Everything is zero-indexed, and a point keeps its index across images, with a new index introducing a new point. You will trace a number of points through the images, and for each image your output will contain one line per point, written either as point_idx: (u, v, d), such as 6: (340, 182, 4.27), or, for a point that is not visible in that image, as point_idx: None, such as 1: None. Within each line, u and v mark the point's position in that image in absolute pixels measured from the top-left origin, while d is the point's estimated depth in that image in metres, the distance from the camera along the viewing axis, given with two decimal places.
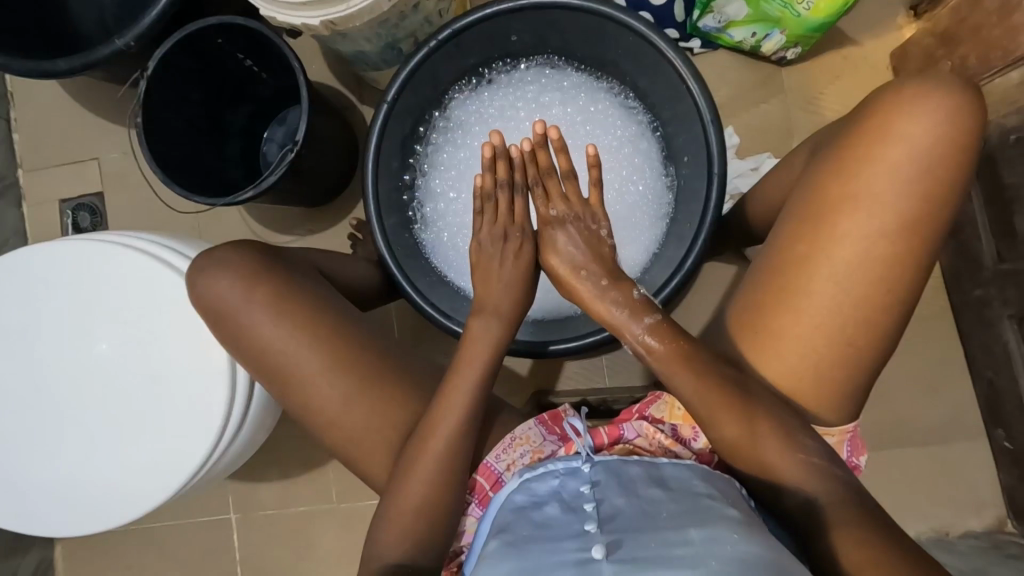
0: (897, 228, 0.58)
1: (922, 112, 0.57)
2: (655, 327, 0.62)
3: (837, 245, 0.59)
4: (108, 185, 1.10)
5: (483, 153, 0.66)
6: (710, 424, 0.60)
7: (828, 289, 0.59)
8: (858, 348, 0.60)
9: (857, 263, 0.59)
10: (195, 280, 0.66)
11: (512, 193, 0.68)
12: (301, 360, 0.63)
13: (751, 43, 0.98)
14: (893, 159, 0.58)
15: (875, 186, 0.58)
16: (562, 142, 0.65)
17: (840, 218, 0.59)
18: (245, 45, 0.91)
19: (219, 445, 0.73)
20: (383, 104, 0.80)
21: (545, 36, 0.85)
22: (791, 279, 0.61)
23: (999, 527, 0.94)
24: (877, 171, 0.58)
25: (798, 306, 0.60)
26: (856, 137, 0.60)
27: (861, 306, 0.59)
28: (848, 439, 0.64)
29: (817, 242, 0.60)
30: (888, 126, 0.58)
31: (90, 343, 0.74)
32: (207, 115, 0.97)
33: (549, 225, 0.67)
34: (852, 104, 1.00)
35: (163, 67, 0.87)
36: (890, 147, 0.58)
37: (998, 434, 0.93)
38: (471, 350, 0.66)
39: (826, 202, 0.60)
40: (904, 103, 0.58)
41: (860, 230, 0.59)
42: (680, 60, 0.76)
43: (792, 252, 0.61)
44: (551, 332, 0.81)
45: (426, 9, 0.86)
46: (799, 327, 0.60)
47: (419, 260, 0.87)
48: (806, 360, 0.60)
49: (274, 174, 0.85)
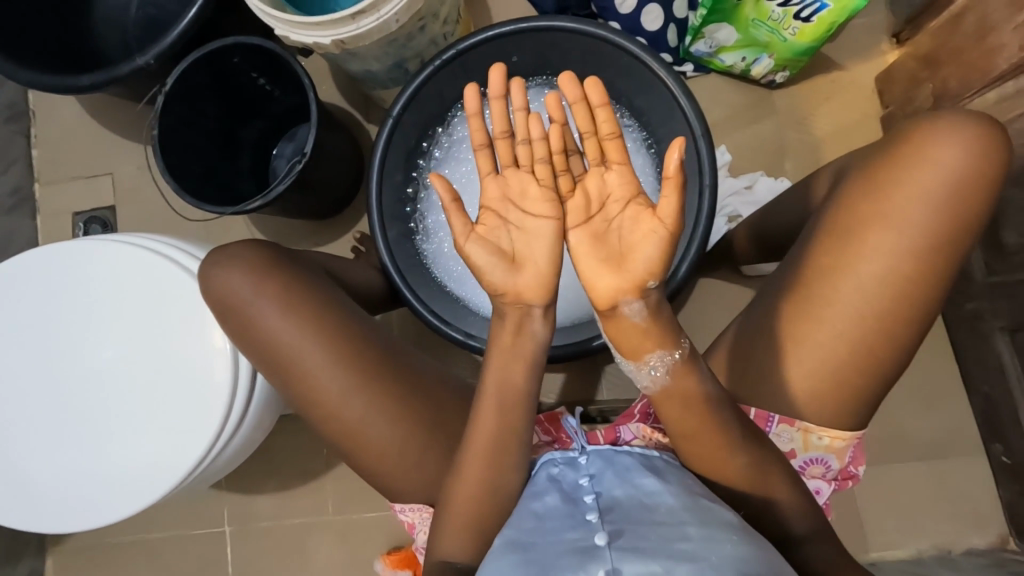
0: (921, 246, 0.58)
1: (951, 139, 0.58)
2: (664, 325, 0.56)
3: (856, 257, 0.60)
4: (121, 198, 1.13)
5: (467, 96, 0.59)
6: (716, 441, 0.58)
7: (852, 303, 0.60)
8: (877, 358, 0.60)
9: (881, 278, 0.59)
10: (209, 272, 0.68)
11: (533, 144, 0.59)
12: (306, 354, 0.64)
13: (741, 67, 1.02)
14: (924, 182, 0.58)
15: (899, 205, 0.59)
16: (582, 93, 0.58)
17: (869, 233, 0.60)
18: (260, 64, 0.95)
19: (218, 443, 0.73)
20: (389, 118, 0.84)
21: (545, 57, 0.90)
22: (812, 288, 0.62)
23: (1002, 545, 0.93)
24: (906, 193, 0.59)
25: (821, 317, 0.61)
26: (886, 160, 0.60)
27: (884, 319, 0.59)
28: (852, 447, 0.65)
29: (841, 252, 0.61)
30: (920, 151, 0.58)
31: (98, 343, 0.76)
32: (220, 130, 1.01)
33: (568, 195, 0.59)
34: (840, 125, 1.04)
35: (181, 83, 0.91)
36: (920, 171, 0.58)
37: (997, 448, 0.93)
38: (514, 347, 0.60)
39: (848, 218, 0.61)
40: (939, 129, 0.58)
41: (887, 246, 0.59)
42: (671, 79, 0.80)
43: (820, 263, 0.62)
44: (588, 329, 0.82)
45: (431, 32, 0.91)
46: (821, 336, 0.61)
47: (421, 269, 0.90)
48: (829, 367, 0.61)
49: (282, 183, 0.88)
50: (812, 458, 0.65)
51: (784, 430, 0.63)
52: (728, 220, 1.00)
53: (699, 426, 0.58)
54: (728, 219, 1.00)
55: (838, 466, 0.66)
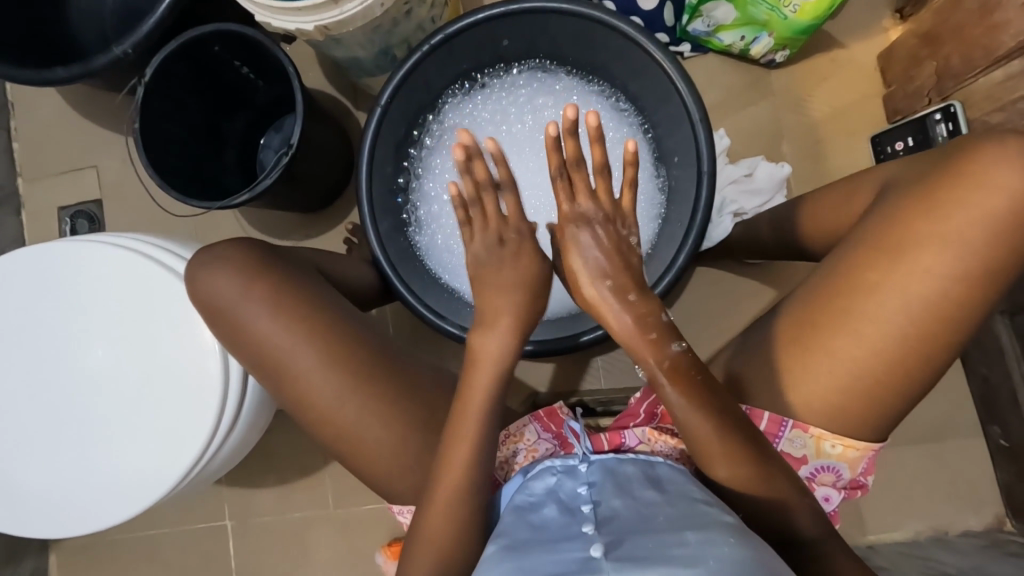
0: (971, 270, 0.56)
1: (1013, 160, 0.55)
2: (659, 326, 0.59)
3: (902, 275, 0.57)
4: (107, 192, 1.11)
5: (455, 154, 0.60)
6: (731, 449, 0.58)
7: (895, 322, 0.58)
8: (906, 372, 0.59)
9: (928, 301, 0.57)
10: (194, 278, 0.67)
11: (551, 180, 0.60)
12: (295, 355, 0.63)
13: (739, 47, 0.99)
14: (986, 207, 0.55)
15: (958, 225, 0.56)
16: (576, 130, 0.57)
17: (922, 253, 0.57)
18: (241, 52, 0.92)
19: (212, 444, 0.73)
20: (377, 108, 0.82)
21: (536, 40, 0.87)
22: (855, 303, 0.59)
23: (998, 525, 0.94)
24: (965, 216, 0.56)
25: (859, 331, 0.59)
26: (942, 177, 0.57)
27: (923, 338, 0.58)
28: (868, 458, 0.63)
29: (888, 269, 0.58)
30: (982, 170, 0.56)
31: (86, 344, 0.75)
32: (204, 122, 0.99)
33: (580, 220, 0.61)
34: (840, 105, 1.02)
35: (160, 74, 0.88)
36: (982, 194, 0.55)
37: (994, 431, 0.93)
38: None
39: (900, 235, 0.58)
40: (997, 150, 0.56)
41: (936, 267, 0.57)
42: (668, 62, 0.78)
43: (865, 278, 0.59)
44: (566, 329, 0.82)
45: (419, 16, 0.87)
46: (856, 352, 0.59)
47: (415, 262, 0.88)
48: (861, 381, 0.59)
49: (268, 177, 0.85)
50: (823, 465, 0.64)
51: (797, 435, 0.63)
52: (733, 216, 0.95)
53: (716, 437, 0.58)
54: (733, 215, 0.95)
55: (849, 475, 0.65)
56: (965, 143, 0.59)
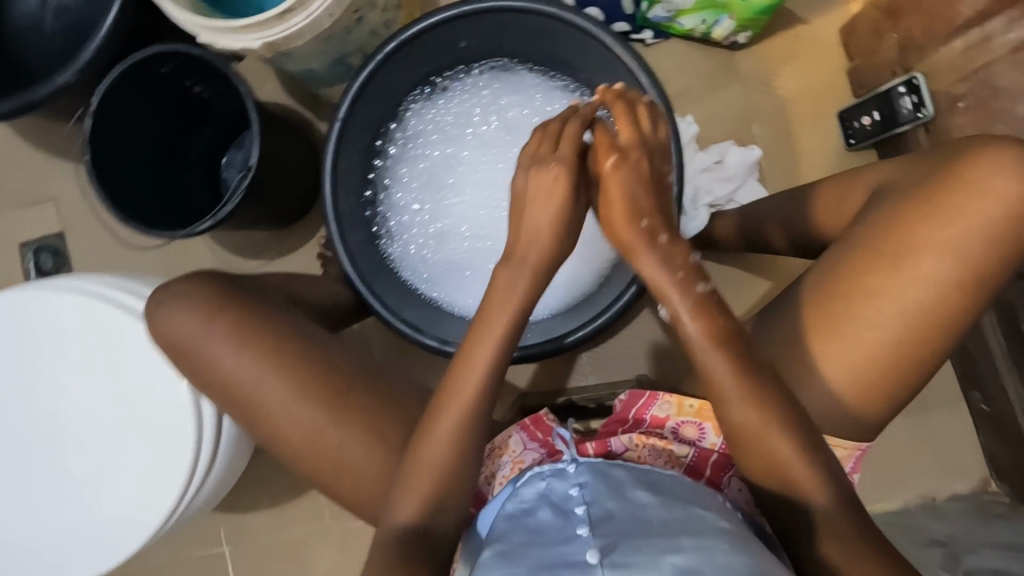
0: (966, 276, 0.57)
1: (1005, 167, 0.57)
2: (689, 267, 0.58)
3: (901, 280, 0.58)
4: (68, 224, 1.07)
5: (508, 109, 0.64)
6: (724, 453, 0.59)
7: (894, 327, 0.58)
8: (903, 378, 0.59)
9: (926, 306, 0.58)
10: (155, 314, 0.65)
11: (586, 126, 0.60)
12: (266, 388, 0.62)
13: (701, 31, 0.97)
14: (981, 214, 0.57)
15: (954, 231, 0.57)
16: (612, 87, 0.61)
17: (920, 258, 0.58)
18: (191, 71, 0.89)
19: (192, 483, 0.71)
20: (336, 123, 0.79)
21: (494, 40, 0.85)
22: (853, 307, 0.59)
23: (983, 488, 0.95)
24: (961, 223, 0.57)
25: (858, 337, 0.59)
26: (938, 182, 0.59)
27: (920, 343, 0.59)
28: (854, 457, 0.64)
29: (886, 273, 0.59)
30: (975, 177, 0.57)
31: (55, 389, 0.73)
32: (160, 146, 0.95)
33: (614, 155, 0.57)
34: (806, 83, 1.01)
35: (108, 102, 0.84)
36: (976, 201, 0.57)
37: (975, 397, 0.95)
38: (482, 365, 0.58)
39: (899, 239, 0.59)
40: (991, 155, 0.57)
41: (933, 273, 0.58)
42: (626, 53, 0.77)
43: (863, 283, 0.59)
44: (550, 331, 0.83)
45: (371, 22, 0.85)
46: (856, 358, 0.59)
47: (387, 273, 0.87)
48: (856, 385, 0.59)
49: (230, 203, 0.83)
50: None
51: None
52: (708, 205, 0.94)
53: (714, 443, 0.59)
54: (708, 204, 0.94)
55: None
56: (957, 148, 0.60)
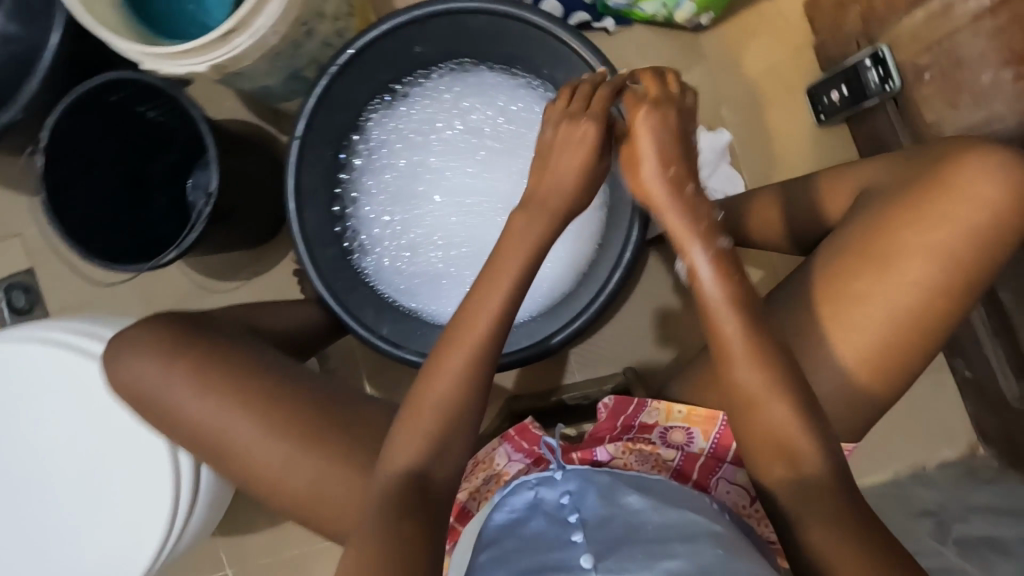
0: (951, 280, 0.59)
1: (988, 174, 0.58)
2: (711, 221, 0.58)
3: (889, 284, 0.60)
4: (37, 260, 1.04)
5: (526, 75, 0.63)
6: None
7: (883, 331, 0.60)
8: (893, 381, 0.61)
9: (913, 311, 0.59)
10: (112, 365, 0.64)
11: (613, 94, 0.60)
12: (235, 429, 0.61)
13: (663, 15, 0.95)
14: (966, 220, 0.59)
15: (941, 237, 0.59)
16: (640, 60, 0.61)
17: (908, 263, 0.59)
18: (141, 96, 0.86)
19: (173, 528, 0.71)
20: (294, 140, 0.78)
21: (450, 42, 0.83)
22: (842, 311, 0.61)
23: (972, 454, 0.96)
24: (948, 229, 0.59)
25: (849, 342, 0.60)
26: (925, 188, 0.60)
27: (909, 347, 0.60)
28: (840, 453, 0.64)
29: (874, 277, 0.60)
30: (959, 184, 0.59)
31: (32, 438, 0.72)
32: (119, 175, 0.93)
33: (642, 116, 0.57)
34: (774, 60, 0.99)
35: (57, 136, 0.82)
36: (961, 207, 0.59)
37: (959, 364, 0.95)
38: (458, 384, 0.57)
39: (886, 243, 0.60)
40: (976, 162, 0.59)
41: (920, 277, 0.59)
42: (584, 48, 0.75)
43: (852, 288, 0.61)
44: (534, 333, 0.82)
45: (322, 32, 0.82)
46: (848, 362, 0.60)
47: (361, 288, 0.85)
48: (847, 387, 0.61)
49: (194, 231, 0.81)
50: None
51: None
52: None
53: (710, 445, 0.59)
54: None
55: None
56: (943, 151, 0.62)
